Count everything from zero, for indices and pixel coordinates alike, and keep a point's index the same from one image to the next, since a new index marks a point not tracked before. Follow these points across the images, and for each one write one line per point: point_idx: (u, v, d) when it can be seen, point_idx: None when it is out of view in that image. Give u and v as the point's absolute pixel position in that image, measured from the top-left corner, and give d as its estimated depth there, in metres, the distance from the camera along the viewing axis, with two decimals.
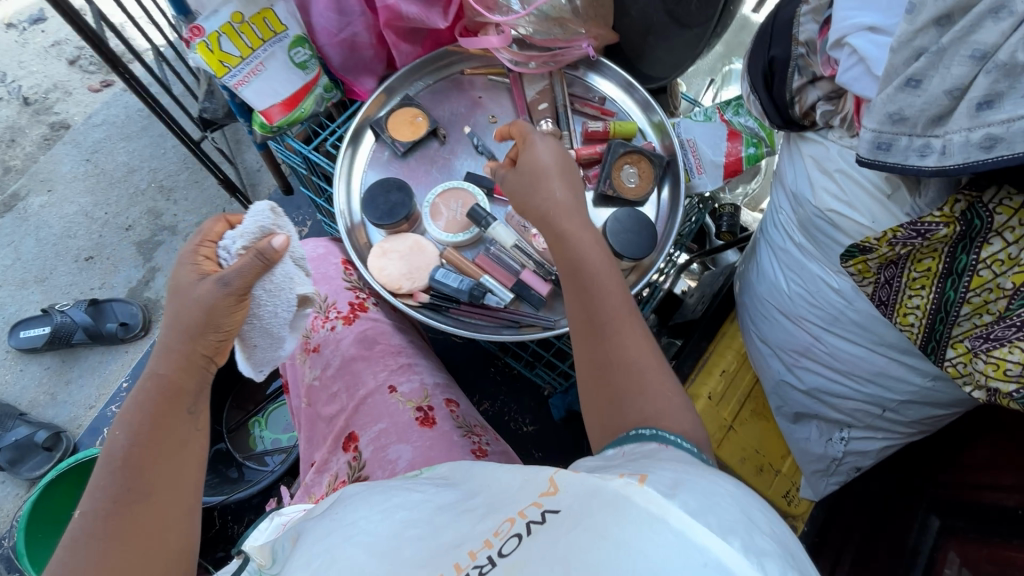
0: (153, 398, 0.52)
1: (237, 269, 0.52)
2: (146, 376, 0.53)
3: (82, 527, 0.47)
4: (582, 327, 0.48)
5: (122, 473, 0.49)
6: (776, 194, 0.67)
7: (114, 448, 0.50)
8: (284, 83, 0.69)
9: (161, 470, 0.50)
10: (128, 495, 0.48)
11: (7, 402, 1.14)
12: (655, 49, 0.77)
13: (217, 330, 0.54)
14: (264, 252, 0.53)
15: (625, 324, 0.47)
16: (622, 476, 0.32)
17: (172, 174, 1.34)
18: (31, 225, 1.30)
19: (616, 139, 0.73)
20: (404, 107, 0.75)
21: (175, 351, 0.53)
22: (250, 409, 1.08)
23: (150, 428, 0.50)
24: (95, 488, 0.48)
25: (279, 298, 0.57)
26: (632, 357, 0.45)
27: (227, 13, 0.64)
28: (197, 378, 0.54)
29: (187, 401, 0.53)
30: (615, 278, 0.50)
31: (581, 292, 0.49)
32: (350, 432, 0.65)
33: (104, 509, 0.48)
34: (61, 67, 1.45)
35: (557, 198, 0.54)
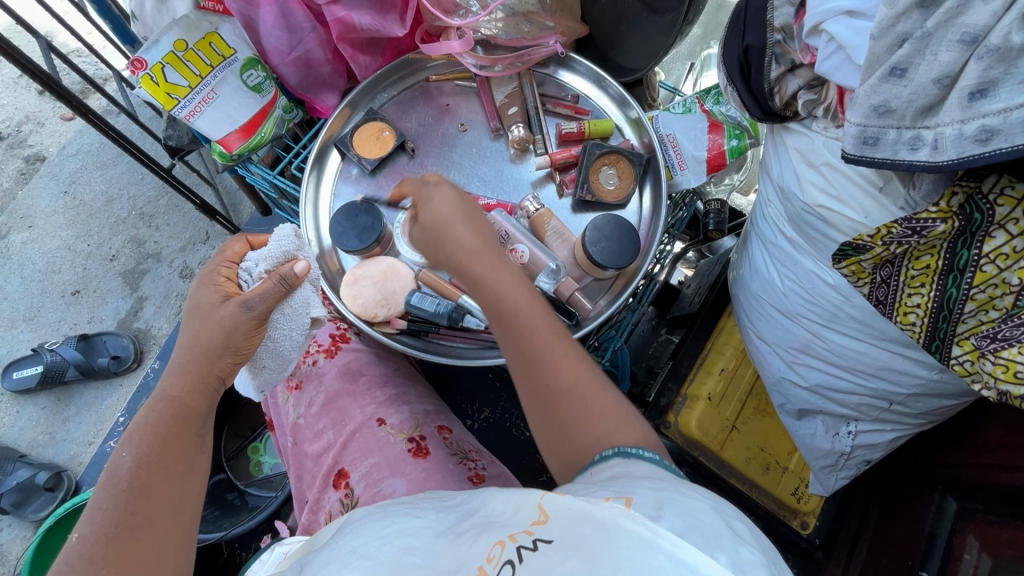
0: (163, 419, 0.51)
1: (260, 294, 0.54)
2: (157, 398, 0.53)
3: (76, 551, 0.44)
4: (520, 367, 0.48)
5: (126, 496, 0.46)
6: (764, 186, 0.63)
7: (119, 468, 0.48)
8: (239, 109, 0.66)
9: (166, 493, 0.48)
10: (130, 520, 0.46)
11: (7, 445, 1.13)
12: (629, 36, 0.72)
13: (234, 353, 0.55)
14: (286, 278, 0.55)
15: (559, 351, 0.47)
16: (609, 500, 0.29)
17: (151, 200, 1.31)
18: (15, 263, 1.28)
19: (592, 139, 0.69)
20: (370, 121, 0.71)
21: (189, 372, 0.53)
22: (248, 436, 1.07)
23: (160, 449, 0.49)
24: (96, 511, 0.46)
25: (294, 321, 0.59)
26: (572, 384, 0.46)
27: (169, 42, 0.61)
28: (207, 399, 0.54)
29: (195, 423, 0.53)
30: (537, 308, 0.48)
31: (508, 333, 0.48)
32: (339, 470, 0.62)
33: (105, 532, 0.45)
34: (31, 98, 1.41)
35: (463, 242, 0.51)
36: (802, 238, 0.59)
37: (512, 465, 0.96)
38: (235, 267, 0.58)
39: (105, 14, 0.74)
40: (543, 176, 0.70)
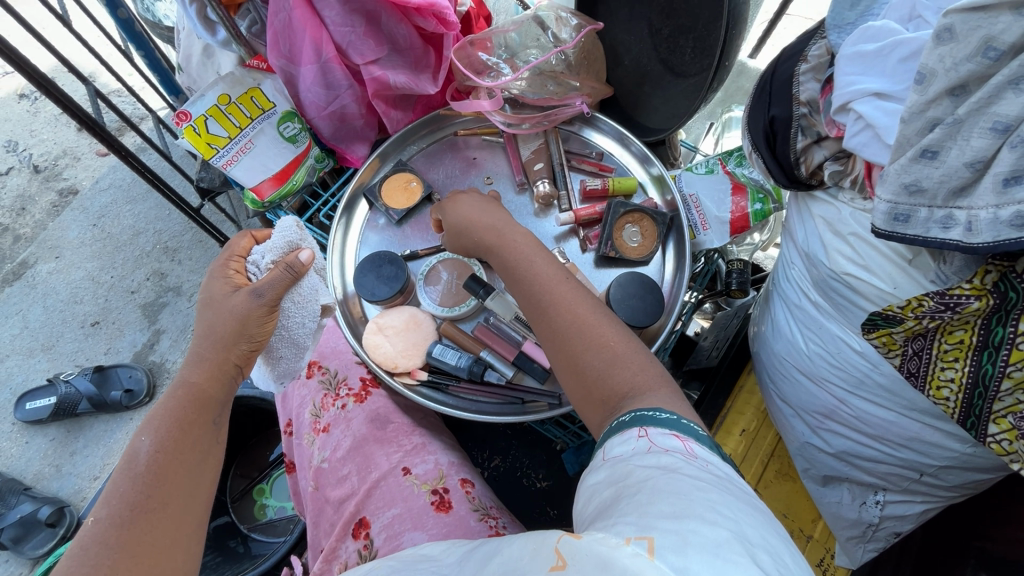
0: (182, 406, 0.51)
1: (270, 281, 0.54)
2: (177, 384, 0.53)
3: (90, 536, 0.43)
4: (533, 316, 0.51)
5: (143, 479, 0.46)
6: (786, 247, 0.63)
7: (138, 453, 0.48)
8: (275, 159, 0.69)
9: (182, 479, 0.48)
10: (145, 504, 0.45)
11: (13, 476, 1.13)
12: (651, 97, 0.76)
13: (249, 339, 0.55)
14: (294, 266, 0.55)
15: (565, 290, 0.51)
16: (628, 544, 0.26)
17: (176, 235, 1.34)
18: (40, 292, 1.31)
19: (616, 196, 0.71)
20: (398, 172, 0.73)
21: (207, 360, 0.54)
22: (255, 477, 1.06)
23: (179, 436, 0.49)
24: (112, 494, 0.45)
25: (305, 310, 0.58)
26: (571, 321, 0.48)
27: (214, 96, 0.64)
28: (225, 388, 0.54)
29: (212, 412, 0.53)
30: (550, 263, 0.54)
31: (519, 281, 0.53)
32: (361, 518, 0.59)
33: (119, 516, 0.44)
34: (71, 134, 1.48)
35: (482, 223, 0.59)
36: (828, 303, 0.58)
37: (523, 519, 0.93)
38: (244, 261, 0.58)
39: (154, 67, 0.79)
40: (566, 230, 0.70)
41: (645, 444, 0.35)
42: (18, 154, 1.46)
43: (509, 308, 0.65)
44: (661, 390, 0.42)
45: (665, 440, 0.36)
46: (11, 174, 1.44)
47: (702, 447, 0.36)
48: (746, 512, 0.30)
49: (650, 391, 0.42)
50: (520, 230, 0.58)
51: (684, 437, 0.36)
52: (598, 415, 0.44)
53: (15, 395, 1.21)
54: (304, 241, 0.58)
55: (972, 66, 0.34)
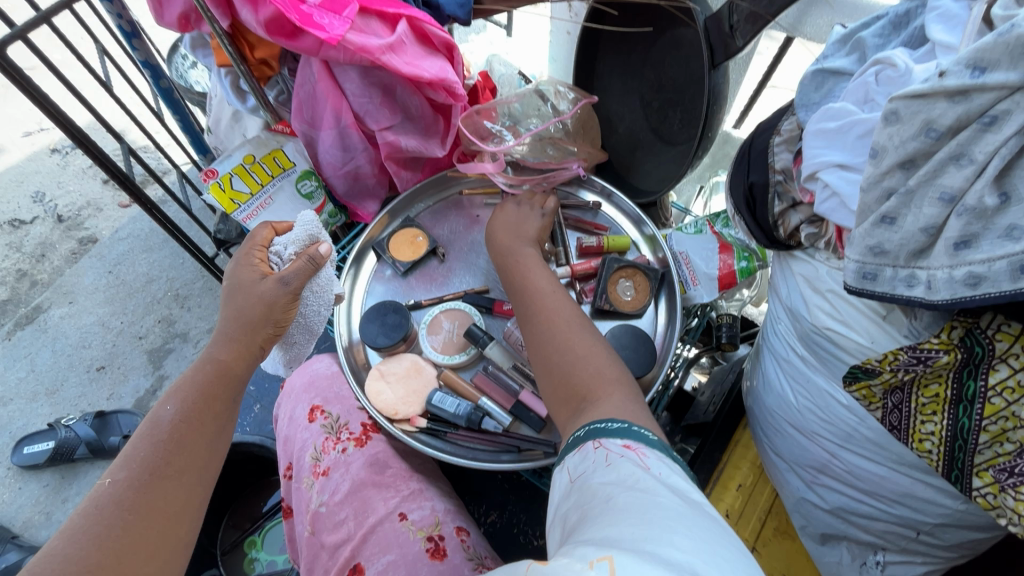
0: (207, 380, 0.54)
1: (294, 271, 0.57)
2: (203, 359, 0.56)
3: (108, 494, 0.46)
4: (522, 322, 0.57)
5: (164, 446, 0.49)
6: (773, 304, 0.66)
7: (161, 420, 0.51)
8: (290, 214, 0.75)
9: (197, 451, 0.51)
10: (162, 470, 0.48)
11: (2, 523, 1.11)
12: (643, 162, 0.83)
13: (273, 323, 0.58)
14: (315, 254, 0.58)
15: (551, 301, 0.57)
16: (592, 568, 0.27)
17: (188, 282, 1.38)
18: (50, 336, 1.34)
19: (610, 252, 0.75)
20: (405, 228, 0.78)
21: (234, 339, 0.56)
22: (247, 528, 1.04)
23: (201, 409, 0.52)
24: (133, 457, 0.48)
25: (322, 300, 0.62)
26: (550, 327, 0.54)
27: (240, 156, 0.71)
28: (249, 366, 0.57)
29: (234, 389, 0.56)
30: (547, 279, 0.60)
31: (517, 289, 0.60)
32: (355, 564, 0.59)
33: (137, 479, 0.47)
34: (96, 186, 1.56)
35: (501, 232, 0.68)
36: (813, 356, 0.61)
37: None
38: (266, 251, 0.61)
39: (186, 129, 0.86)
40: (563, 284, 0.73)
41: (604, 456, 0.39)
42: (44, 204, 1.53)
43: (508, 357, 0.67)
44: (615, 396, 0.47)
45: (619, 450, 0.39)
46: (36, 223, 1.51)
47: (654, 452, 0.39)
48: (709, 529, 0.32)
49: (605, 397, 0.46)
50: (530, 251, 0.65)
51: (636, 445, 0.39)
52: (562, 414, 0.48)
53: (13, 439, 1.21)
54: (317, 233, 0.62)
55: (917, 144, 0.39)
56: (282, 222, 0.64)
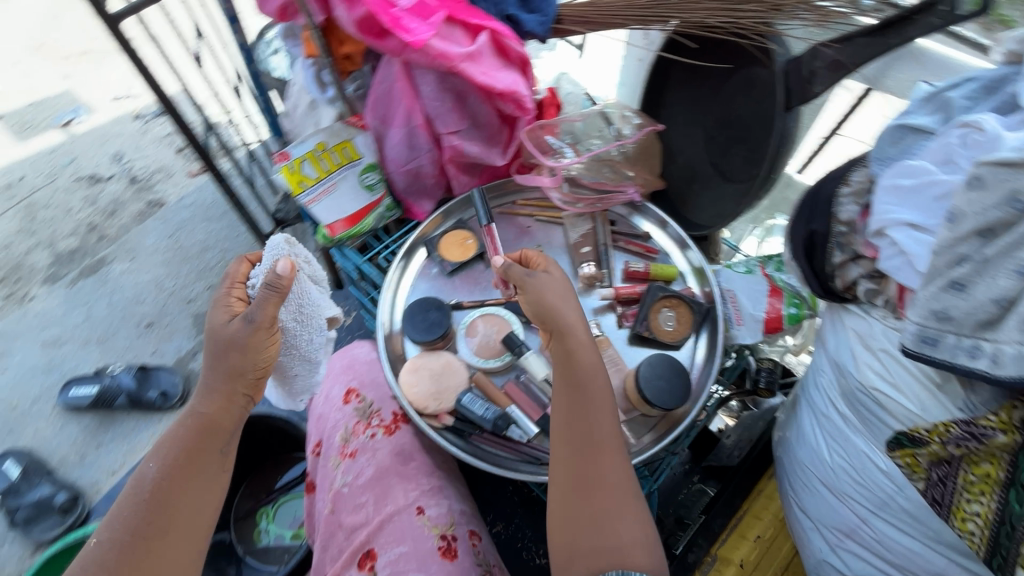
0: (190, 435, 0.56)
1: (258, 305, 0.57)
2: (187, 413, 0.58)
3: (94, 554, 0.50)
4: (570, 449, 0.55)
5: (145, 505, 0.52)
6: (819, 356, 0.65)
7: (144, 478, 0.54)
8: (351, 203, 0.77)
9: (182, 508, 0.53)
10: (145, 531, 0.51)
11: (41, 456, 1.18)
12: (700, 196, 0.82)
13: (252, 368, 0.59)
14: (275, 283, 0.56)
15: (610, 442, 0.55)
16: None
17: (239, 255, 1.45)
18: (108, 288, 1.42)
19: (656, 281, 0.75)
20: (457, 229, 0.80)
21: (217, 391, 0.58)
22: (261, 499, 1.07)
23: (183, 465, 0.55)
24: (116, 517, 0.52)
25: (307, 324, 0.65)
26: (603, 473, 0.53)
27: (313, 143, 0.74)
28: (233, 417, 0.59)
29: (219, 441, 0.58)
30: (608, 408, 0.57)
31: (577, 402, 0.56)
32: (368, 549, 0.61)
33: (120, 540, 0.50)
34: (169, 154, 1.66)
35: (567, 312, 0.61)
36: (857, 418, 0.59)
37: None
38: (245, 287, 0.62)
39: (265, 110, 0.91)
40: (604, 305, 0.74)
41: None
42: (122, 165, 1.64)
43: (543, 367, 0.67)
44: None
45: None
46: (111, 181, 1.61)
47: None
48: None
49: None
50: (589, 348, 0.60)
51: None
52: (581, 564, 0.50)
53: (62, 379, 1.29)
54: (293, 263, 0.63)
55: (999, 213, 0.38)
56: (257, 253, 0.65)
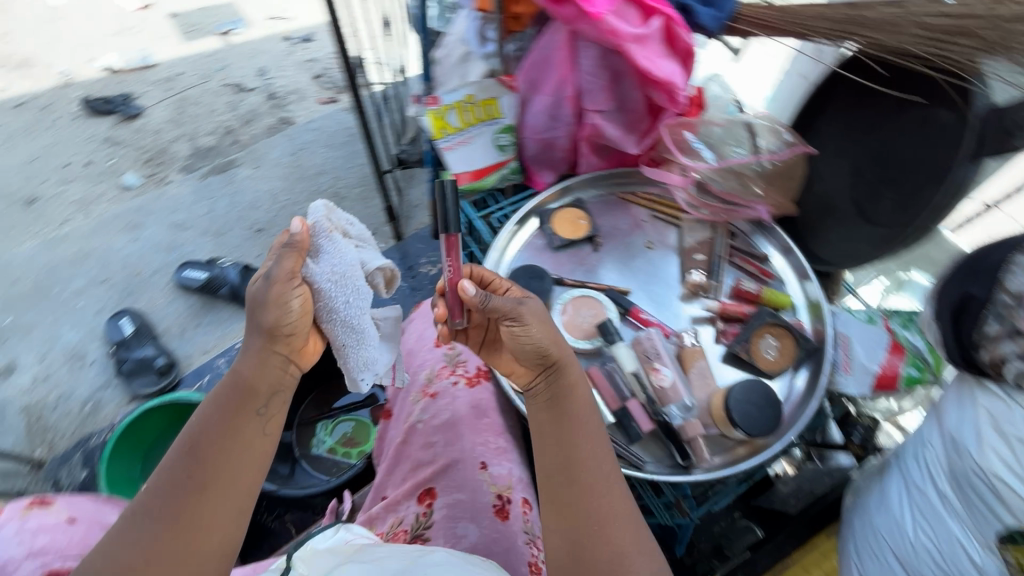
0: (228, 397, 0.55)
1: (276, 261, 0.55)
2: (228, 374, 0.56)
3: (137, 507, 0.50)
4: (562, 489, 0.54)
5: (183, 462, 0.51)
6: (928, 425, 0.59)
7: (184, 435, 0.53)
8: (481, 157, 0.79)
9: (220, 469, 0.52)
10: (183, 489, 0.50)
11: (151, 321, 1.31)
12: (830, 232, 0.80)
13: (283, 334, 0.56)
14: (291, 240, 0.55)
15: (610, 481, 0.54)
16: None
17: (349, 186, 1.54)
18: (232, 189, 1.55)
19: (765, 305, 0.72)
20: (573, 207, 0.80)
21: (253, 353, 0.56)
22: (323, 412, 1.15)
23: (221, 426, 0.53)
24: (159, 471, 0.51)
25: (346, 287, 0.58)
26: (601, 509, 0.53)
27: (463, 93, 0.77)
28: (271, 380, 0.56)
29: (258, 403, 0.55)
30: (598, 435, 0.56)
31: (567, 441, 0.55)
32: (429, 487, 0.68)
33: (161, 496, 0.50)
34: (306, 79, 1.78)
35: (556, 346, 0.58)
36: (958, 501, 0.55)
37: None
38: None
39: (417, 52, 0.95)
40: (705, 317, 0.73)
41: None
42: (264, 80, 1.77)
43: (632, 362, 0.67)
44: None
45: None
46: (252, 92, 1.75)
47: None
48: None
49: None
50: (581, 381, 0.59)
51: None
52: None
53: (179, 259, 1.42)
54: (326, 224, 0.60)
55: None
56: None
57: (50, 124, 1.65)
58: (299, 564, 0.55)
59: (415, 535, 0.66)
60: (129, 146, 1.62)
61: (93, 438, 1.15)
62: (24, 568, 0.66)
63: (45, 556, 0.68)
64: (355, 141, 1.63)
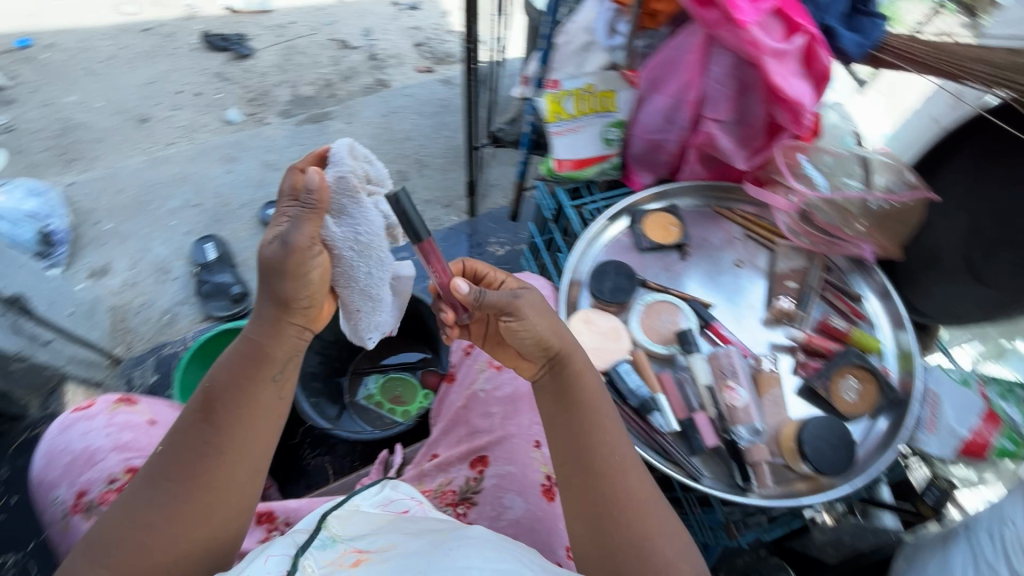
0: (242, 362, 0.52)
1: (294, 223, 0.48)
2: (242, 336, 0.53)
3: (158, 463, 0.51)
4: (575, 473, 0.55)
5: (200, 426, 0.51)
6: (1011, 502, 0.60)
7: (199, 395, 0.52)
8: (586, 148, 0.81)
9: (236, 435, 0.52)
10: (201, 452, 0.51)
11: (232, 250, 1.39)
12: (931, 285, 0.77)
13: (300, 301, 0.51)
14: (310, 199, 0.48)
15: (627, 464, 0.55)
16: None
17: (432, 156, 1.58)
18: (323, 140, 1.61)
19: (852, 346, 0.70)
20: (666, 212, 0.79)
21: (269, 320, 0.52)
22: (376, 366, 1.20)
23: (236, 392, 0.52)
24: (178, 430, 0.52)
25: (369, 257, 0.56)
26: (620, 487, 0.53)
27: (584, 82, 0.78)
28: (287, 347, 0.53)
29: (273, 370, 0.53)
30: (611, 420, 0.56)
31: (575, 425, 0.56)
32: (482, 454, 0.70)
33: (181, 456, 0.51)
34: (408, 46, 1.83)
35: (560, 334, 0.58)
36: None
37: None
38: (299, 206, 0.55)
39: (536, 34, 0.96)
40: (785, 345, 0.71)
41: None
42: (368, 41, 1.83)
43: (706, 375, 0.67)
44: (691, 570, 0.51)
45: None
46: (355, 51, 1.80)
47: None
48: None
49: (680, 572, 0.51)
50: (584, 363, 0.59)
51: None
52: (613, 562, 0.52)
53: (265, 197, 1.49)
54: (352, 180, 0.55)
55: None
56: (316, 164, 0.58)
57: (170, 52, 1.76)
58: (334, 520, 0.58)
59: (464, 498, 0.69)
60: (236, 83, 1.71)
61: (166, 347, 1.24)
62: (108, 460, 0.73)
63: (128, 452, 0.74)
64: (444, 113, 1.66)
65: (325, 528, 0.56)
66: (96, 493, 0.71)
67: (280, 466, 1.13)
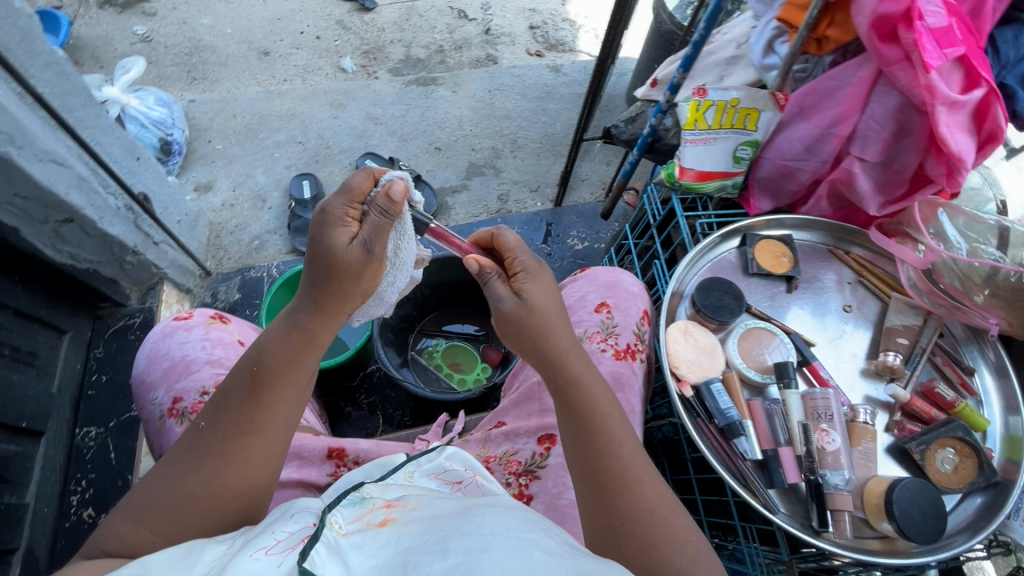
0: (288, 346, 0.56)
1: (375, 233, 0.53)
2: (287, 323, 0.56)
3: (200, 437, 0.54)
4: (585, 471, 0.55)
5: (245, 403, 0.54)
6: None
7: (243, 371, 0.56)
8: (715, 162, 0.77)
9: (276, 411, 0.55)
10: (243, 427, 0.54)
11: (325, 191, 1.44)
12: None
13: (354, 295, 0.57)
14: (388, 207, 0.53)
15: (635, 464, 0.55)
16: None
17: (528, 139, 1.59)
18: (426, 103, 1.64)
19: (955, 418, 0.67)
20: (781, 241, 0.78)
21: (320, 309, 0.56)
22: (441, 331, 1.23)
23: (281, 372, 0.55)
24: (219, 405, 0.55)
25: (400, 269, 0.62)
26: (635, 488, 0.54)
27: (731, 95, 0.75)
28: (331, 330, 0.58)
29: (317, 351, 0.58)
30: (618, 422, 0.58)
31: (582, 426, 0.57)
32: (551, 433, 0.72)
33: (221, 431, 0.54)
34: (523, 26, 1.83)
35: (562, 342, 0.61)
36: None
37: None
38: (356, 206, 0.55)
39: None
40: (883, 400, 0.69)
41: None
42: (486, 15, 1.84)
43: (799, 412, 0.66)
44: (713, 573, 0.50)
45: None
46: (471, 23, 1.82)
47: None
48: None
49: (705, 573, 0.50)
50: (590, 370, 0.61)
51: None
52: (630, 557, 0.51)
53: (363, 148, 1.54)
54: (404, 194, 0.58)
55: None
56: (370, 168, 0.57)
57: None
58: (371, 486, 0.59)
59: (528, 469, 0.70)
60: (355, 34, 1.76)
61: (250, 270, 1.30)
62: (203, 372, 0.78)
63: (221, 367, 0.79)
64: (547, 100, 1.67)
65: (357, 490, 0.57)
66: (190, 401, 0.76)
67: (334, 404, 1.18)
